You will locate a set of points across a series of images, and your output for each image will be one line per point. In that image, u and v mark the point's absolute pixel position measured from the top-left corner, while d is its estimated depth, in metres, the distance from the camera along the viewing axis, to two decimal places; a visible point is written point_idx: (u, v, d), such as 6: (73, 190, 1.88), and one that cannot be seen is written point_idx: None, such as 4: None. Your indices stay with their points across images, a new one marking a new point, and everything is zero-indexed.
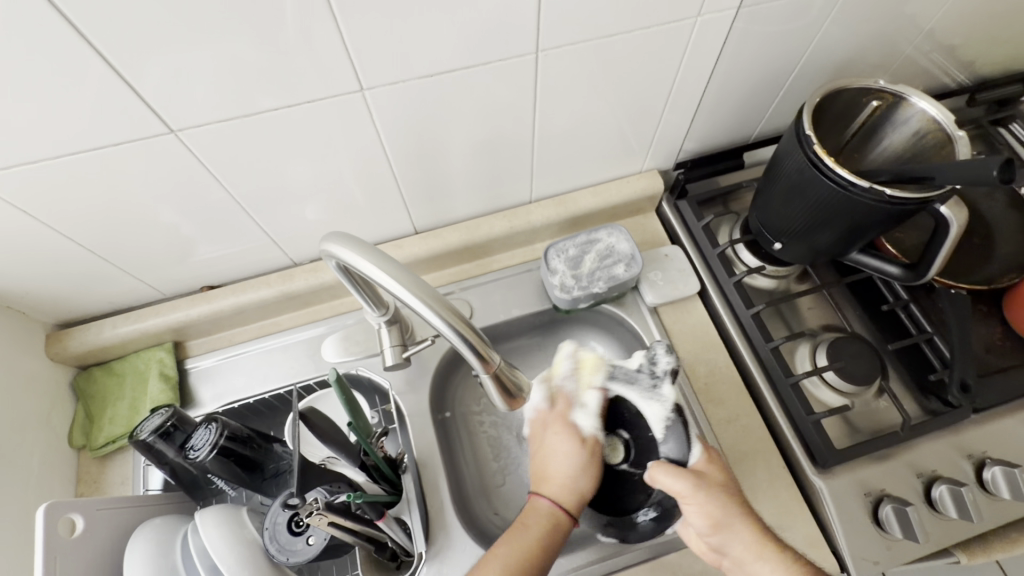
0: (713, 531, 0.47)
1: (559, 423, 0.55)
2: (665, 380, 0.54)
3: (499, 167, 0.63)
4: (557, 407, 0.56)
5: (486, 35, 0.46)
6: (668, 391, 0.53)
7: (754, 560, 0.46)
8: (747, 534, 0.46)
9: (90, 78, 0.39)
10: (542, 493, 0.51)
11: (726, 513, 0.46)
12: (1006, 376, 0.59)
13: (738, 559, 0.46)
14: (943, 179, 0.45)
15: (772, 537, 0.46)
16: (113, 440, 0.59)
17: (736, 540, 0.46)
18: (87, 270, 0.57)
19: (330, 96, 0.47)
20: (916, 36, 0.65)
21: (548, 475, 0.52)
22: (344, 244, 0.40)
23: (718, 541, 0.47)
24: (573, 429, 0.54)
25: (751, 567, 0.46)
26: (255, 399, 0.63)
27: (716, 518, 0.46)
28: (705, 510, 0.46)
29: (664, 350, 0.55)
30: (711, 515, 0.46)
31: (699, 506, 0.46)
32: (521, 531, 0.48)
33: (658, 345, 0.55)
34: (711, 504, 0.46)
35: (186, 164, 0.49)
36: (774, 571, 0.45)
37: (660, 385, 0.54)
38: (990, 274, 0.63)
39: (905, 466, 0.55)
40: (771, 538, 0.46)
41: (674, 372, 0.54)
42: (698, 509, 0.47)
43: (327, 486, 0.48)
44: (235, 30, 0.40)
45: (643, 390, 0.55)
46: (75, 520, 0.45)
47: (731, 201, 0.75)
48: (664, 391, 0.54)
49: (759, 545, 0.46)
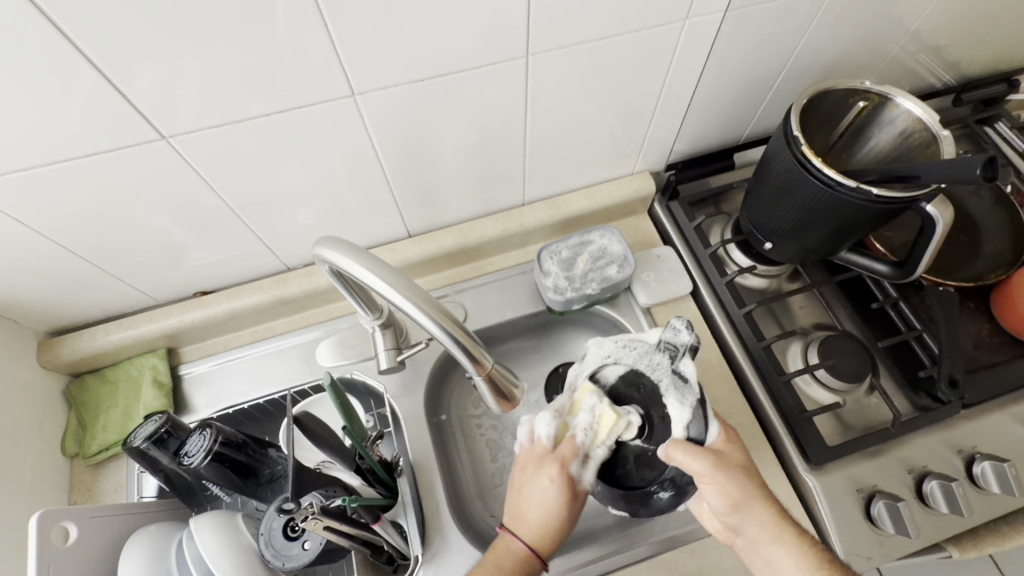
0: (731, 511, 0.47)
1: (558, 472, 0.51)
2: (684, 355, 0.52)
3: (491, 170, 0.63)
4: (561, 448, 0.52)
5: (476, 40, 0.47)
6: (690, 369, 0.51)
7: (770, 542, 0.46)
8: (763, 517, 0.47)
9: (82, 86, 0.39)
10: (517, 534, 0.50)
11: (744, 494, 0.47)
12: (993, 371, 0.60)
13: (753, 540, 0.47)
14: (928, 178, 0.45)
15: (787, 520, 0.47)
16: (106, 448, 0.59)
17: (753, 521, 0.47)
18: (78, 276, 0.57)
19: (320, 101, 0.47)
20: (902, 38, 0.66)
21: (527, 518, 0.50)
22: (334, 248, 0.40)
23: (734, 522, 0.47)
24: (567, 481, 0.51)
25: (765, 548, 0.47)
26: (249, 404, 0.62)
27: (735, 498, 0.46)
28: (725, 490, 0.46)
29: (684, 325, 0.52)
30: (729, 496, 0.46)
31: (718, 486, 0.46)
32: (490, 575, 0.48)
33: (680, 320, 0.52)
34: (729, 484, 0.46)
35: (178, 170, 0.49)
36: (788, 554, 0.46)
37: (678, 361, 0.52)
38: (978, 271, 0.64)
39: (896, 462, 0.56)
40: (785, 519, 0.47)
41: (694, 348, 0.52)
42: (717, 489, 0.46)
43: (320, 492, 0.48)
44: (226, 35, 0.40)
45: (670, 377, 0.52)
46: (69, 528, 0.45)
47: (722, 202, 0.76)
48: (691, 386, 0.51)
49: (775, 527, 0.47)
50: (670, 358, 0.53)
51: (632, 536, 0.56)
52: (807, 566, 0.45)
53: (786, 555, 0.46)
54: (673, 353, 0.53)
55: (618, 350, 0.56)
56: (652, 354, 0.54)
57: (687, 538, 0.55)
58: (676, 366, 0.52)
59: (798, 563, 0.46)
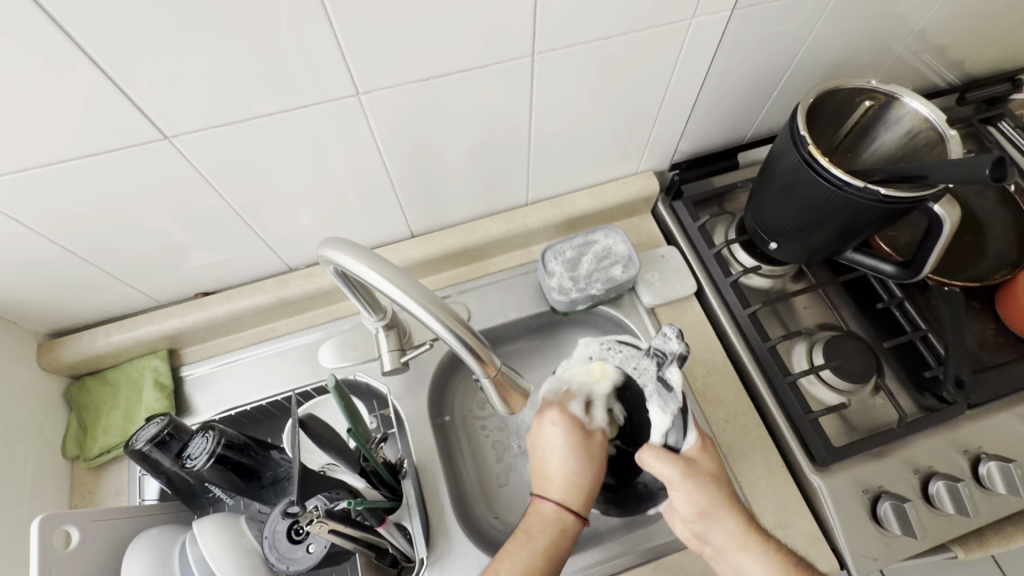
0: (698, 519, 0.47)
1: (557, 414, 0.53)
2: (671, 363, 0.49)
3: (495, 169, 0.63)
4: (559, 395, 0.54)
5: (482, 38, 0.46)
6: (676, 377, 0.48)
7: (736, 550, 0.46)
8: (731, 526, 0.46)
9: (82, 84, 0.39)
10: (545, 496, 0.49)
11: (711, 503, 0.46)
12: (999, 371, 0.60)
13: (721, 547, 0.47)
14: (936, 178, 0.45)
15: (756, 529, 0.47)
16: (107, 450, 0.58)
17: (720, 529, 0.47)
18: (78, 277, 0.56)
19: (325, 100, 0.46)
20: (907, 36, 0.66)
21: (550, 474, 0.50)
22: (339, 249, 0.40)
23: (702, 529, 0.47)
24: (570, 421, 0.52)
25: (732, 556, 0.46)
26: (252, 406, 0.62)
27: (702, 507, 0.47)
28: (692, 498, 0.46)
29: (675, 333, 0.49)
30: (697, 504, 0.46)
31: (686, 494, 0.46)
32: (523, 542, 0.46)
33: (669, 329, 0.49)
34: (698, 493, 0.46)
35: (179, 169, 0.48)
36: (757, 562, 0.45)
37: (665, 368, 0.50)
38: (984, 270, 0.64)
39: (902, 462, 0.55)
40: (754, 528, 0.47)
41: (684, 357, 0.49)
42: (684, 497, 0.47)
43: (326, 493, 0.48)
44: (229, 34, 0.39)
45: (654, 385, 0.50)
46: (70, 532, 0.45)
47: (726, 201, 0.75)
48: (675, 394, 0.49)
49: (742, 536, 0.46)
50: (658, 366, 0.50)
51: (636, 537, 0.56)
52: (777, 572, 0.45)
53: (753, 562, 0.45)
54: (661, 360, 0.50)
55: (602, 352, 0.55)
56: (638, 358, 0.53)
57: None
58: (661, 373, 0.50)
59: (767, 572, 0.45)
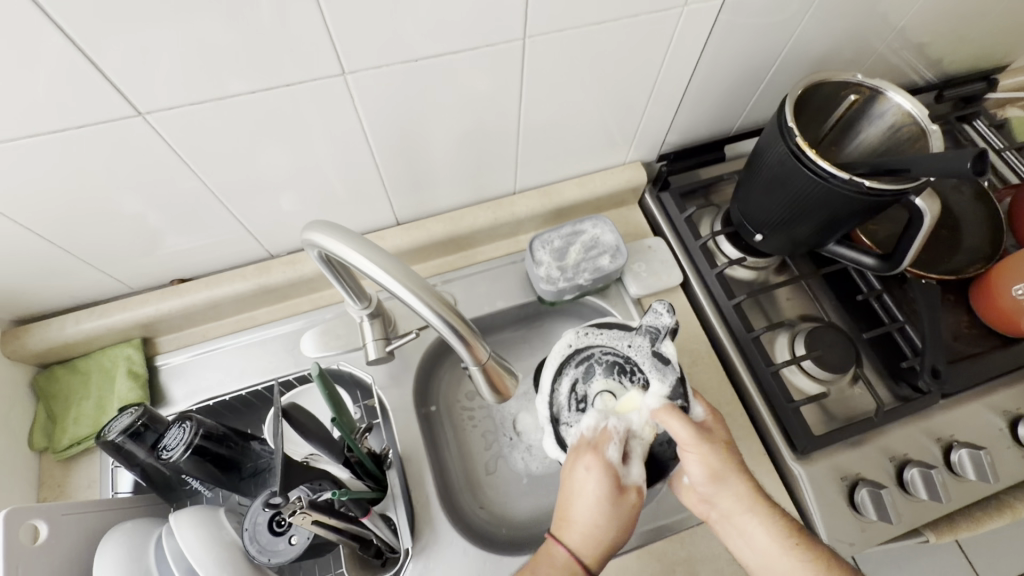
0: (709, 482, 0.48)
1: (593, 458, 0.47)
2: (665, 337, 0.52)
3: (483, 156, 0.62)
4: (599, 435, 0.48)
5: (471, 21, 0.45)
6: (671, 350, 0.52)
7: (743, 514, 0.47)
8: (739, 490, 0.47)
9: (49, 55, 0.37)
10: (561, 540, 0.46)
11: (724, 467, 0.47)
12: (972, 362, 0.61)
13: (727, 512, 0.48)
14: (918, 171, 0.45)
15: (763, 494, 0.48)
16: (78, 442, 0.56)
17: (729, 493, 0.47)
18: (45, 261, 0.53)
19: (309, 80, 0.45)
20: (889, 34, 0.67)
21: (570, 519, 0.47)
22: (327, 233, 0.39)
23: (711, 491, 0.48)
24: (607, 468, 0.46)
25: (739, 520, 0.47)
26: (230, 396, 0.60)
27: (716, 469, 0.47)
28: (705, 461, 0.47)
29: (666, 309, 0.53)
30: (710, 467, 0.47)
31: (700, 456, 0.46)
32: None
33: (660, 304, 0.53)
34: (712, 454, 0.47)
35: (153, 148, 0.46)
36: (761, 526, 0.47)
37: (659, 343, 0.52)
38: (958, 265, 0.65)
39: (878, 451, 0.57)
40: (761, 494, 0.48)
41: (676, 330, 0.52)
42: (697, 459, 0.47)
43: (308, 484, 0.46)
44: (209, 11, 0.37)
45: (651, 359, 0.52)
46: (38, 526, 0.43)
47: (712, 194, 0.76)
48: (672, 366, 0.51)
49: (750, 499, 0.47)
50: (651, 341, 0.53)
51: None
52: (778, 536, 0.46)
53: (759, 526, 0.47)
54: (654, 336, 0.53)
55: (582, 338, 0.55)
56: (631, 336, 0.54)
57: (676, 527, 0.56)
58: (657, 348, 0.52)
59: (769, 535, 0.46)
